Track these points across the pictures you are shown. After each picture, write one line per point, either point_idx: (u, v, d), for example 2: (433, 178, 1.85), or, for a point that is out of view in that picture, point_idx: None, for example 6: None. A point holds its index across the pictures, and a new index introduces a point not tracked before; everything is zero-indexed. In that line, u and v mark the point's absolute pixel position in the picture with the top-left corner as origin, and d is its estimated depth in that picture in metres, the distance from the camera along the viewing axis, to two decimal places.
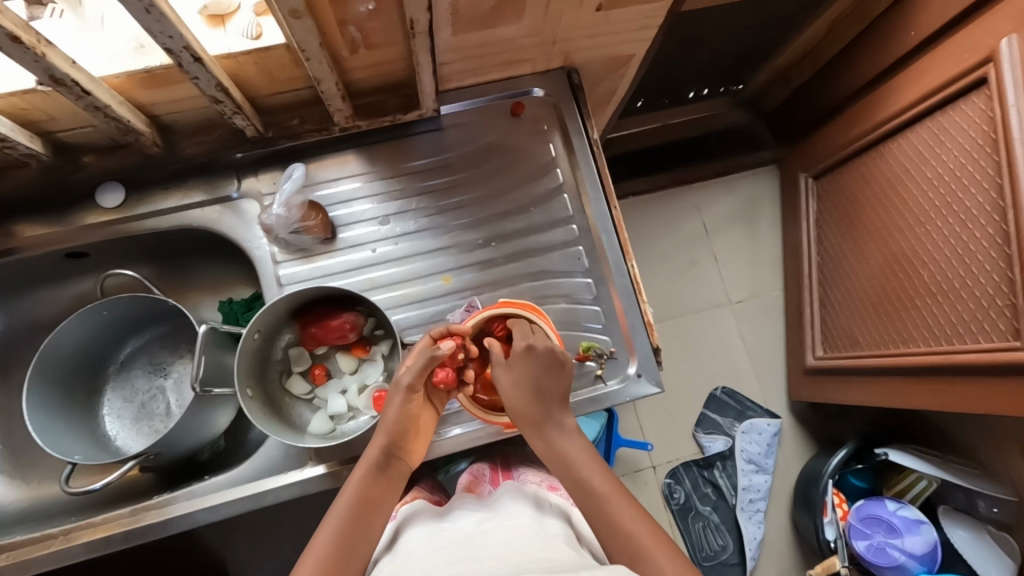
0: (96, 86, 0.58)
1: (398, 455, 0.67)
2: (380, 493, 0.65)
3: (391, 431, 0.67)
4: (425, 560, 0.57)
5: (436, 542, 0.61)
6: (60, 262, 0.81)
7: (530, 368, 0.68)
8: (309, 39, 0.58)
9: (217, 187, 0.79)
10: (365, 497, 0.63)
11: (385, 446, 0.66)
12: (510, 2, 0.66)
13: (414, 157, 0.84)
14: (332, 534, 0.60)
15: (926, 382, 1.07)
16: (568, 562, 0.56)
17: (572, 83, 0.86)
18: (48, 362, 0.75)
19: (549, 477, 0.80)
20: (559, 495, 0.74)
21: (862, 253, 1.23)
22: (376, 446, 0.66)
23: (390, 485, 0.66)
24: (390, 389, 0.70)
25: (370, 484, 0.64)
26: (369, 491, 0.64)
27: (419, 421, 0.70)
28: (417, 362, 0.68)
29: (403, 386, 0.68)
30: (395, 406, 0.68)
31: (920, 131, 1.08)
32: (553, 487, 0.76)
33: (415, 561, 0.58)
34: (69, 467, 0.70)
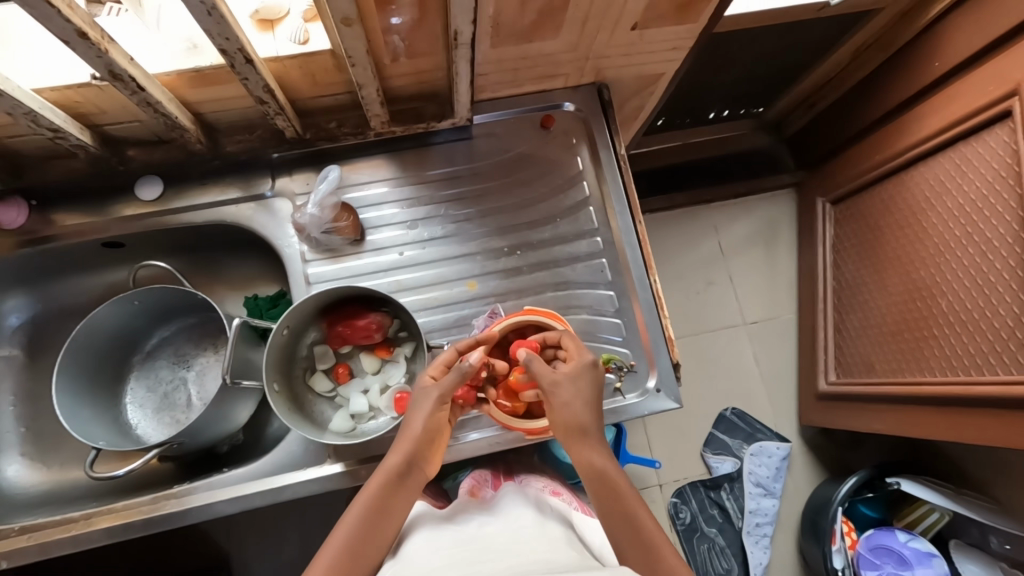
0: (150, 83, 0.60)
1: (419, 464, 0.66)
2: (396, 502, 0.64)
3: (415, 440, 0.65)
4: (433, 562, 0.58)
5: (439, 544, 0.62)
6: (96, 251, 0.83)
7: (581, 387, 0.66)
8: (356, 46, 0.60)
9: (253, 185, 0.81)
10: (381, 504, 0.63)
11: (406, 455, 0.65)
12: (550, 18, 0.68)
13: (445, 164, 0.85)
14: (344, 538, 0.61)
15: (942, 412, 1.06)
16: (568, 563, 0.56)
17: (602, 99, 0.88)
18: (79, 348, 0.77)
19: (551, 483, 0.83)
20: (561, 500, 0.77)
21: (881, 279, 1.23)
22: (398, 454, 0.65)
23: (407, 493, 0.65)
24: (421, 395, 0.67)
25: (387, 492, 0.63)
26: (385, 498, 0.63)
27: (445, 430, 0.68)
28: (450, 377, 0.66)
29: (436, 397, 0.66)
30: (422, 413, 0.66)
31: (943, 161, 1.09)
32: (556, 492, 0.78)
33: (421, 564, 0.58)
34: (94, 451, 0.71)
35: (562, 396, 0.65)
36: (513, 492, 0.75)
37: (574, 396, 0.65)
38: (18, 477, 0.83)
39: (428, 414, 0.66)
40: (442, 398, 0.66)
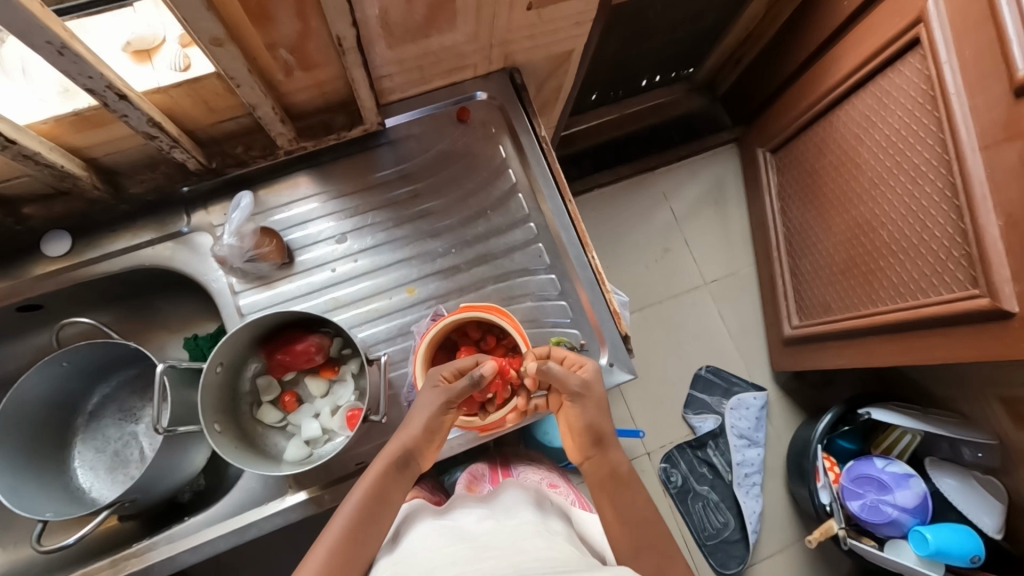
0: (21, 134, 0.56)
1: (415, 459, 0.66)
2: (392, 493, 0.64)
3: (415, 434, 0.66)
4: (428, 560, 0.57)
5: (441, 540, 0.61)
6: (15, 317, 0.79)
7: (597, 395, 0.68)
8: (236, 66, 0.57)
9: (167, 224, 0.78)
10: (376, 496, 0.63)
11: (405, 447, 0.65)
12: (440, 10, 0.66)
13: (371, 171, 0.83)
14: (341, 530, 0.61)
15: (897, 339, 1.09)
16: (574, 560, 0.56)
17: (516, 84, 0.87)
18: (10, 421, 0.73)
19: (547, 474, 0.89)
20: (560, 491, 0.83)
21: (825, 220, 1.26)
22: (397, 446, 0.66)
23: (402, 486, 0.65)
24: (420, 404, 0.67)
25: (383, 483, 0.64)
26: (382, 489, 0.64)
27: (444, 429, 0.68)
28: (462, 385, 0.66)
29: (442, 403, 0.65)
30: (426, 408, 0.66)
31: (864, 97, 1.11)
32: (554, 484, 0.85)
33: (418, 561, 0.57)
34: (40, 525, 0.68)
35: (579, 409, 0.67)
36: (513, 486, 0.74)
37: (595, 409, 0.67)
38: None
39: (432, 409, 0.66)
40: (446, 403, 0.66)
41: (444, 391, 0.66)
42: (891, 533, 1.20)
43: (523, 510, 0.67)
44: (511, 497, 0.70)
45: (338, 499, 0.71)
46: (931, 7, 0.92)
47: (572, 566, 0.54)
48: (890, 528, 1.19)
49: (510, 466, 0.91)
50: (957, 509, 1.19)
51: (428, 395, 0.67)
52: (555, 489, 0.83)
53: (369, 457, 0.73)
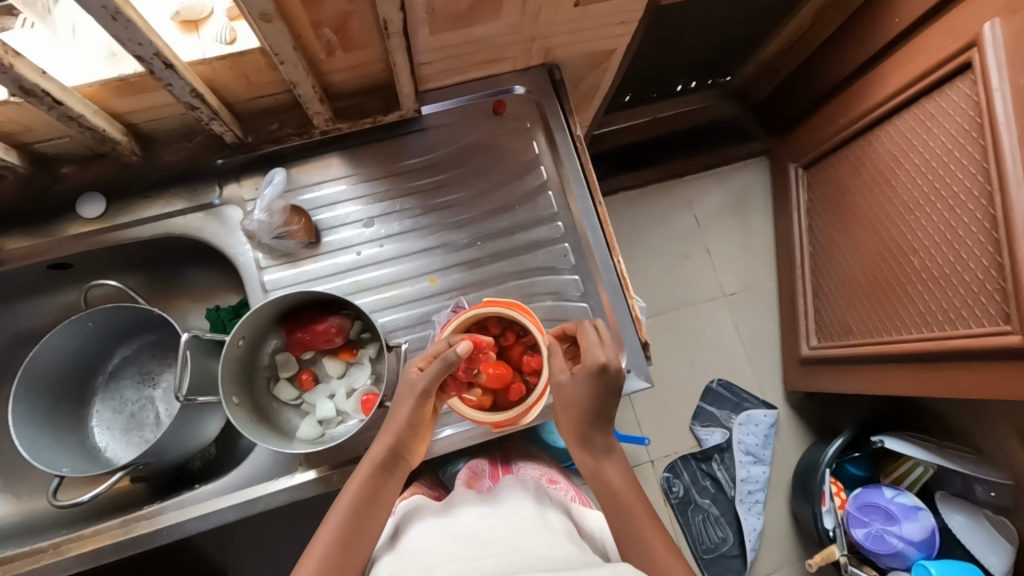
0: (68, 96, 0.57)
1: (403, 456, 0.66)
2: (382, 493, 0.64)
3: (398, 430, 0.65)
4: (427, 558, 0.57)
5: (440, 538, 0.61)
6: (44, 274, 0.81)
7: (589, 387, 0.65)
8: (281, 42, 0.57)
9: (199, 194, 0.78)
10: (366, 497, 0.63)
11: (390, 446, 0.65)
12: (486, 0, 0.65)
13: (412, 155, 0.84)
14: (333, 533, 0.61)
15: (919, 368, 1.07)
16: (574, 558, 0.56)
17: (554, 80, 0.86)
18: (33, 375, 0.75)
19: (547, 470, 0.90)
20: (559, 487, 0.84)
21: (853, 241, 1.24)
22: (382, 445, 0.65)
23: (393, 485, 0.65)
24: (403, 391, 0.67)
25: (373, 484, 0.64)
26: (371, 490, 0.63)
27: (429, 418, 0.68)
28: (432, 370, 0.64)
29: (419, 393, 0.64)
30: (405, 403, 0.65)
31: (907, 119, 1.08)
32: (553, 480, 0.85)
33: (417, 558, 0.58)
34: (57, 480, 0.70)
35: (572, 408, 0.66)
36: (512, 484, 0.74)
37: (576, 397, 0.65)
38: None
39: (410, 404, 0.65)
40: (423, 392, 0.65)
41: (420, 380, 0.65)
42: (893, 565, 1.18)
43: (522, 508, 0.67)
44: (511, 496, 0.70)
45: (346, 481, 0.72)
46: (988, 32, 0.89)
47: (571, 565, 0.53)
48: (893, 560, 1.17)
49: (510, 463, 0.92)
50: (964, 546, 1.17)
51: (408, 387, 0.66)
52: (556, 485, 0.84)
53: None
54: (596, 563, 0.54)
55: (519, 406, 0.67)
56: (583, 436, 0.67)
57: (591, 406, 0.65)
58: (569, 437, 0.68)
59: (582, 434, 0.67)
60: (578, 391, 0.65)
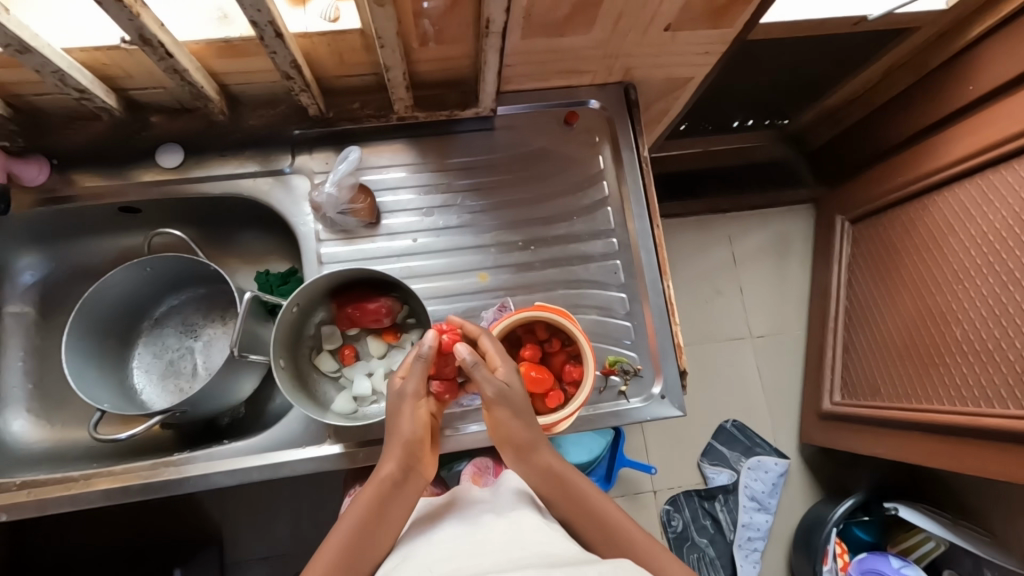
0: (178, 50, 0.59)
1: (415, 471, 0.63)
2: (392, 508, 0.62)
3: (408, 444, 0.63)
4: (428, 557, 0.56)
5: (440, 538, 0.59)
6: (113, 215, 0.84)
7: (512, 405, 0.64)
8: (387, 27, 0.59)
9: (272, 160, 0.81)
10: (374, 513, 0.61)
11: (400, 462, 0.62)
12: (583, 13, 0.67)
13: (451, 156, 0.85)
14: (341, 547, 0.60)
15: (948, 440, 1.05)
16: (573, 553, 0.55)
17: (628, 99, 0.87)
18: (89, 309, 0.78)
19: None
20: None
21: (892, 301, 1.22)
22: (392, 462, 0.63)
23: (404, 500, 0.62)
24: (393, 399, 0.66)
25: (382, 500, 0.61)
26: (381, 506, 0.61)
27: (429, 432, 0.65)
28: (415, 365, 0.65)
29: (411, 393, 0.64)
30: (409, 415, 0.64)
31: (968, 187, 1.06)
32: None
33: (418, 558, 0.56)
34: (98, 414, 0.72)
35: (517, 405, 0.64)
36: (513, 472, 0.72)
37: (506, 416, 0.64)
38: (22, 433, 0.84)
39: (412, 414, 0.64)
40: (414, 393, 0.64)
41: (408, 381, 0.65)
42: None
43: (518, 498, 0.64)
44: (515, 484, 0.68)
45: (370, 460, 0.73)
46: None
47: (570, 562, 0.52)
48: None
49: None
50: None
51: (401, 396, 0.65)
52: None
53: None
54: (596, 559, 0.54)
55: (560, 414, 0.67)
56: (525, 446, 0.65)
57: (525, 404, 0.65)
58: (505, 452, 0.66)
59: (521, 445, 0.64)
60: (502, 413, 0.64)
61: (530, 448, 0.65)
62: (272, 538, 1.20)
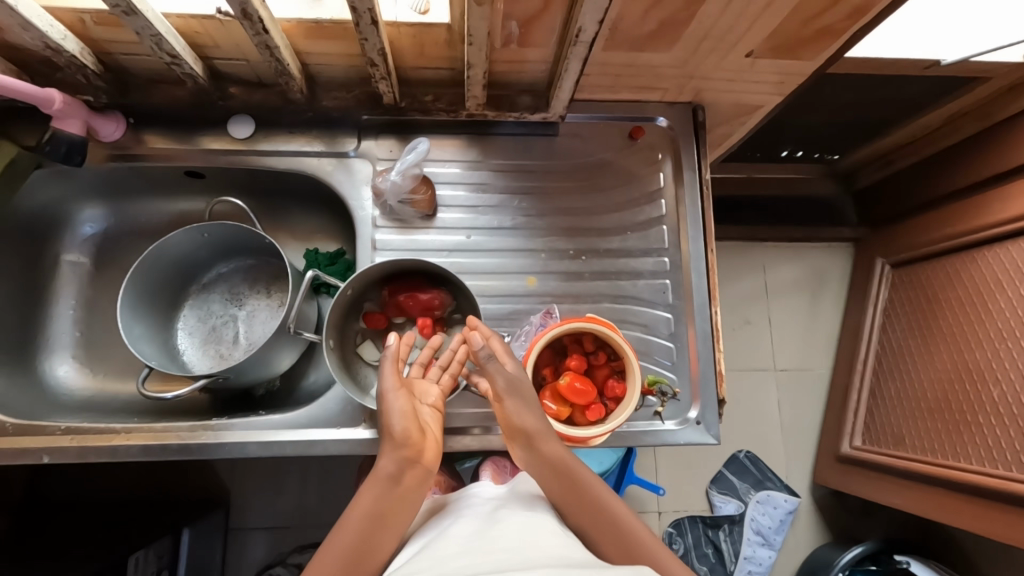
0: (273, 27, 0.60)
1: (412, 467, 0.61)
2: (393, 506, 0.60)
3: (403, 442, 0.61)
4: (446, 548, 0.56)
5: (456, 533, 0.59)
6: (177, 177, 0.85)
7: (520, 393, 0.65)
8: (480, 26, 0.60)
9: (337, 142, 0.82)
10: (376, 515, 0.59)
11: (397, 458, 0.61)
12: (669, 31, 0.66)
13: (523, 155, 0.85)
14: (346, 547, 0.57)
15: (974, 500, 1.03)
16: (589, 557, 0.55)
17: (696, 120, 0.86)
18: (146, 267, 0.80)
19: None
20: None
21: (927, 353, 1.19)
22: (388, 458, 0.61)
23: (404, 497, 0.60)
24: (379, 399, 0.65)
25: (384, 498, 0.60)
26: (383, 507, 0.59)
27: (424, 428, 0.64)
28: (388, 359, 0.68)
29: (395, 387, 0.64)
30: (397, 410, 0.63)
31: (1022, 246, 1.04)
32: None
33: (437, 549, 0.56)
34: (145, 370, 0.74)
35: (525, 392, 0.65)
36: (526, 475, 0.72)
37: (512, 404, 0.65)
38: (66, 378, 0.86)
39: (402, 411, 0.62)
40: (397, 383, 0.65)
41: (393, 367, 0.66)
42: None
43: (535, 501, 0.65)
44: (529, 488, 0.68)
45: None
46: None
47: (585, 564, 0.52)
48: None
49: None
50: None
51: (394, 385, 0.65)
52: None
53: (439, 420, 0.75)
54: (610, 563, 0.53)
55: (597, 430, 0.67)
56: (531, 438, 0.64)
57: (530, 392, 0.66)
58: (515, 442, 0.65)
59: (529, 436, 0.64)
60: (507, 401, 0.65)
61: (534, 440, 0.64)
62: (280, 509, 1.22)
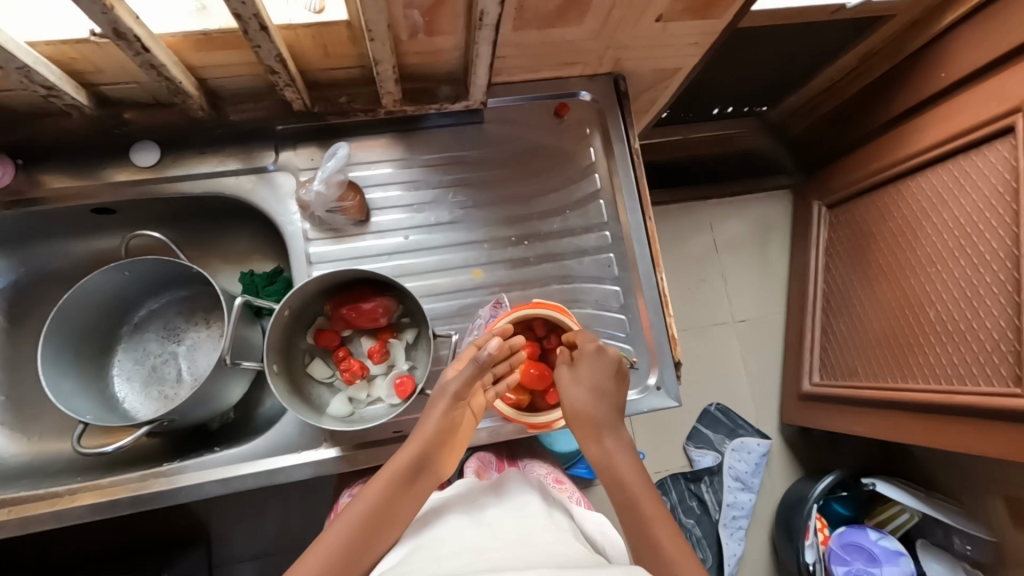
0: (155, 45, 0.56)
1: (427, 467, 0.65)
2: (400, 502, 0.61)
3: (429, 439, 0.65)
4: (442, 547, 0.56)
5: (451, 531, 0.60)
6: (85, 216, 0.79)
7: (602, 371, 0.68)
8: (378, 19, 0.57)
9: (254, 156, 0.78)
10: (385, 506, 0.60)
11: (418, 454, 0.64)
12: (576, 5, 0.65)
13: (422, 152, 0.82)
14: (347, 536, 0.58)
15: (924, 417, 1.09)
16: (582, 554, 0.56)
17: (618, 90, 0.86)
18: (65, 316, 0.74)
19: (553, 470, 0.92)
20: (565, 489, 0.86)
21: (870, 288, 1.25)
22: (409, 452, 0.64)
23: (414, 494, 0.63)
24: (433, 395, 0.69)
25: (395, 492, 0.61)
26: (392, 499, 0.61)
27: (460, 427, 0.68)
28: (467, 370, 0.67)
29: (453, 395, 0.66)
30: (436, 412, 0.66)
31: (941, 173, 1.09)
32: (558, 480, 0.88)
33: (432, 548, 0.56)
34: (80, 426, 0.69)
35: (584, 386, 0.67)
36: (518, 478, 0.72)
37: (589, 378, 0.68)
38: None
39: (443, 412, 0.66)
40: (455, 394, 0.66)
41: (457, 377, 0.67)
42: None
43: (530, 503, 0.66)
44: (521, 487, 0.70)
45: (369, 462, 0.72)
46: None
47: (579, 562, 0.54)
48: None
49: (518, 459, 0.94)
50: None
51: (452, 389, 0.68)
52: (561, 485, 0.86)
53: (407, 427, 0.73)
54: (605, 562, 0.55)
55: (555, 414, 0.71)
56: (603, 425, 0.67)
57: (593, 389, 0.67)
58: (581, 431, 0.67)
59: (599, 422, 0.67)
60: (585, 378, 0.68)
61: (601, 429, 0.67)
62: (262, 538, 1.18)
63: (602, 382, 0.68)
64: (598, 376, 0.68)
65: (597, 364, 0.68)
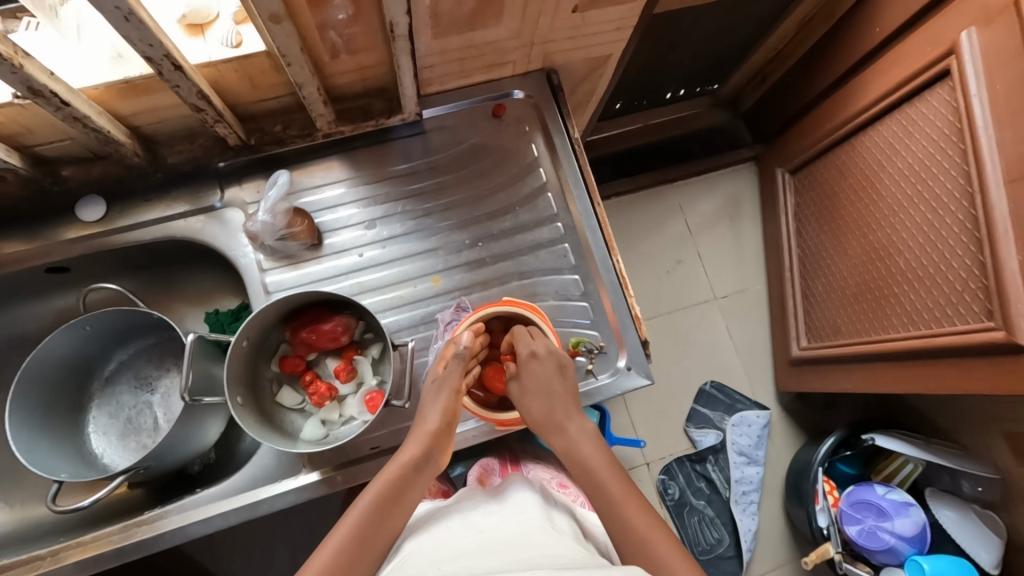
0: (75, 97, 0.58)
1: (433, 460, 0.64)
2: (408, 493, 0.61)
3: (431, 434, 0.65)
4: (435, 553, 0.55)
5: (445, 536, 0.59)
6: (43, 278, 0.80)
7: (545, 373, 0.69)
8: (289, 43, 0.58)
9: (201, 197, 0.79)
10: (390, 499, 0.59)
11: (422, 449, 0.63)
12: (487, 6, 0.67)
13: (397, 160, 0.84)
14: (353, 529, 0.56)
15: (908, 366, 1.08)
16: (578, 556, 0.55)
17: (552, 84, 0.88)
18: (31, 378, 0.74)
19: (558, 474, 0.87)
20: (568, 492, 0.81)
21: (842, 245, 1.25)
22: (414, 449, 0.64)
23: (419, 488, 0.62)
24: (427, 392, 0.70)
25: (401, 484, 0.61)
26: (397, 493, 0.60)
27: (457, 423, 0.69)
28: (452, 369, 0.69)
29: (449, 389, 0.68)
30: (435, 405, 0.67)
31: (890, 124, 1.09)
32: (563, 484, 0.82)
33: (424, 554, 0.55)
34: (55, 485, 0.68)
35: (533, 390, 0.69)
36: (521, 482, 0.73)
37: (535, 384, 0.69)
38: None
39: (443, 404, 0.67)
40: (454, 389, 0.68)
41: (443, 379, 0.69)
42: (886, 561, 1.18)
43: (529, 506, 0.66)
44: (520, 491, 0.69)
45: (350, 482, 0.72)
46: (965, 40, 0.91)
47: (577, 563, 0.53)
48: (886, 556, 1.18)
49: (518, 461, 0.92)
50: (955, 542, 1.17)
51: (434, 389, 0.69)
52: (564, 489, 0.81)
53: (383, 443, 0.74)
54: (601, 564, 0.53)
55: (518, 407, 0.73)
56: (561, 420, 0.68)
57: (546, 389, 0.69)
58: (550, 428, 0.68)
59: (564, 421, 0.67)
60: (533, 379, 0.69)
61: (559, 422, 0.67)
62: None
63: (550, 383, 0.69)
64: (547, 377, 0.69)
65: (538, 369, 0.69)
